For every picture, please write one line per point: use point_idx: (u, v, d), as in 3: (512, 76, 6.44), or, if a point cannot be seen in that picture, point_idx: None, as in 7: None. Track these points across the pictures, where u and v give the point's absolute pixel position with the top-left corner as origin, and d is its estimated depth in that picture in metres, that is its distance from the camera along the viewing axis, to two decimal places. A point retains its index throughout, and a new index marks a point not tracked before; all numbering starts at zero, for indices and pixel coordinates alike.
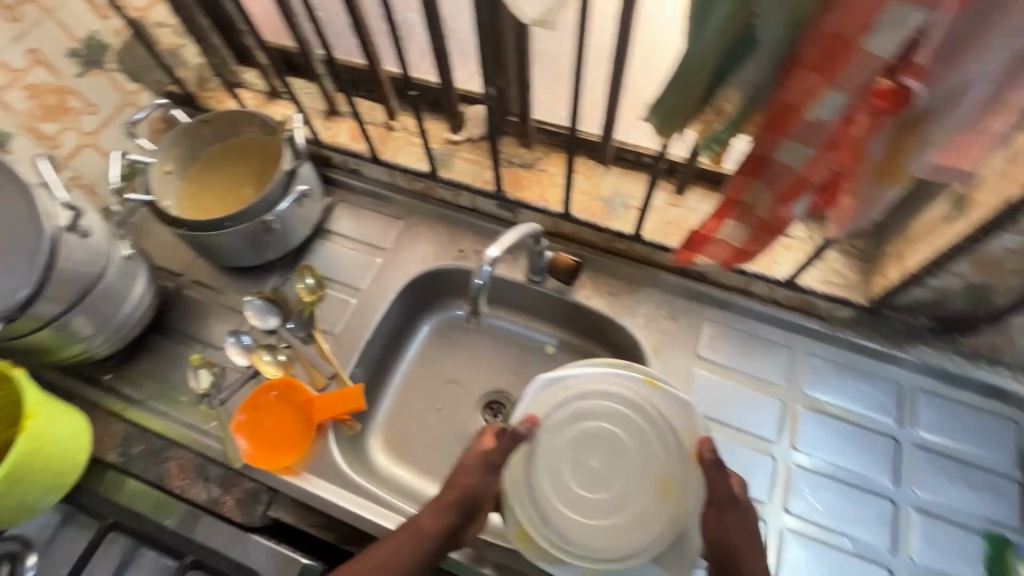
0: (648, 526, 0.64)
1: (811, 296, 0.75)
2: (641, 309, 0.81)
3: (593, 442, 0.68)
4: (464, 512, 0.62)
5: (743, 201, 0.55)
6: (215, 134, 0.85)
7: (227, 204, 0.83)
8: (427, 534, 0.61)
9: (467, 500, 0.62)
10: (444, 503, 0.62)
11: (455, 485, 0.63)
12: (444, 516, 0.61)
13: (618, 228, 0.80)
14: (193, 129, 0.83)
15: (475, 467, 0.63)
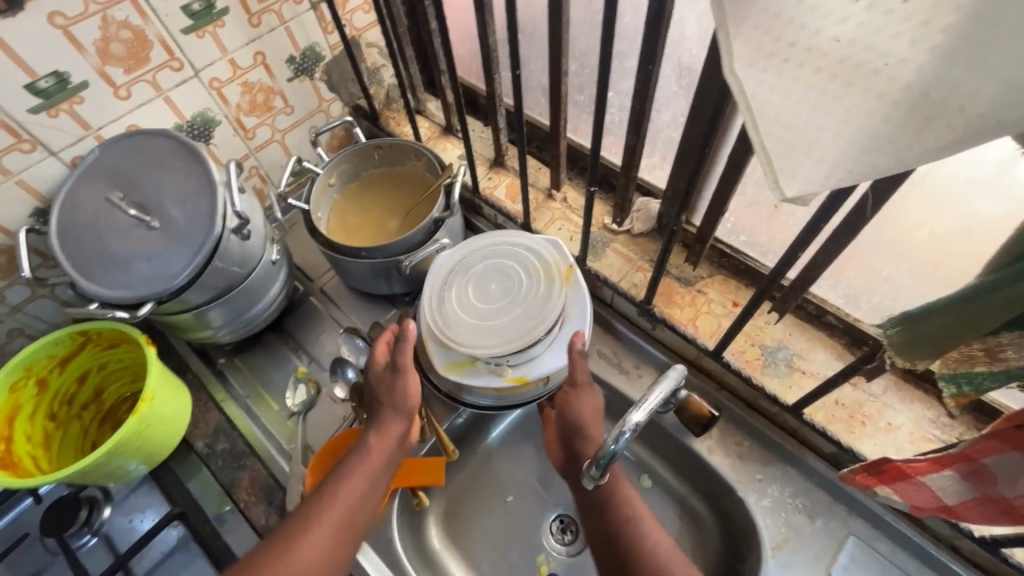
0: (543, 319, 0.67)
1: (1014, 569, 0.57)
2: (771, 488, 0.68)
3: (482, 280, 0.71)
4: (404, 419, 0.62)
5: (986, 467, 0.41)
6: (383, 159, 0.86)
7: (371, 232, 0.84)
8: (378, 451, 0.60)
9: (398, 404, 0.61)
10: (381, 416, 0.61)
11: (377, 398, 0.62)
12: (392, 424, 0.61)
13: (773, 390, 0.67)
14: (366, 150, 0.85)
15: (388, 374, 0.62)
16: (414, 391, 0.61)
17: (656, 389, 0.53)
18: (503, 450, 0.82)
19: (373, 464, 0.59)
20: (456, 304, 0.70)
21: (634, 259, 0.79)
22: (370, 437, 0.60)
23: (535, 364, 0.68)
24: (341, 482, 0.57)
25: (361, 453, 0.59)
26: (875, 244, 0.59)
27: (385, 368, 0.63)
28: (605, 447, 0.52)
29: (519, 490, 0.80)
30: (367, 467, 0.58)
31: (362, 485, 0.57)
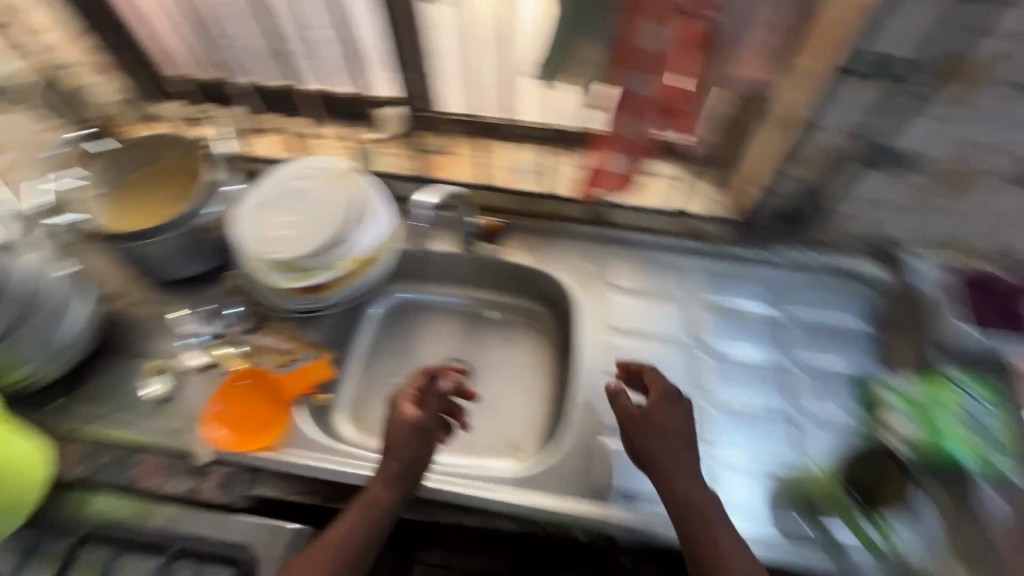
0: (344, 207, 0.80)
1: (693, 219, 0.92)
2: (561, 257, 0.94)
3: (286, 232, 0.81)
4: (407, 479, 0.67)
5: (619, 134, 0.69)
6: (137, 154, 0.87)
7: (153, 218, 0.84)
8: (381, 501, 0.65)
9: (412, 466, 0.67)
10: (389, 470, 0.66)
11: (392, 447, 0.66)
12: (400, 486, 0.66)
13: (528, 188, 0.93)
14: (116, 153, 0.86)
15: (411, 433, 0.67)
16: (423, 449, 0.68)
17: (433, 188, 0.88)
18: (376, 346, 0.95)
19: (374, 520, 0.64)
20: (269, 234, 0.79)
21: (401, 154, 0.97)
22: (378, 489, 0.65)
23: (359, 246, 0.82)
24: (340, 536, 0.63)
25: (364, 503, 0.65)
26: (522, 65, 0.81)
27: (410, 423, 0.67)
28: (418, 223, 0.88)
29: (404, 369, 0.94)
30: (369, 518, 0.64)
31: (361, 534, 0.63)
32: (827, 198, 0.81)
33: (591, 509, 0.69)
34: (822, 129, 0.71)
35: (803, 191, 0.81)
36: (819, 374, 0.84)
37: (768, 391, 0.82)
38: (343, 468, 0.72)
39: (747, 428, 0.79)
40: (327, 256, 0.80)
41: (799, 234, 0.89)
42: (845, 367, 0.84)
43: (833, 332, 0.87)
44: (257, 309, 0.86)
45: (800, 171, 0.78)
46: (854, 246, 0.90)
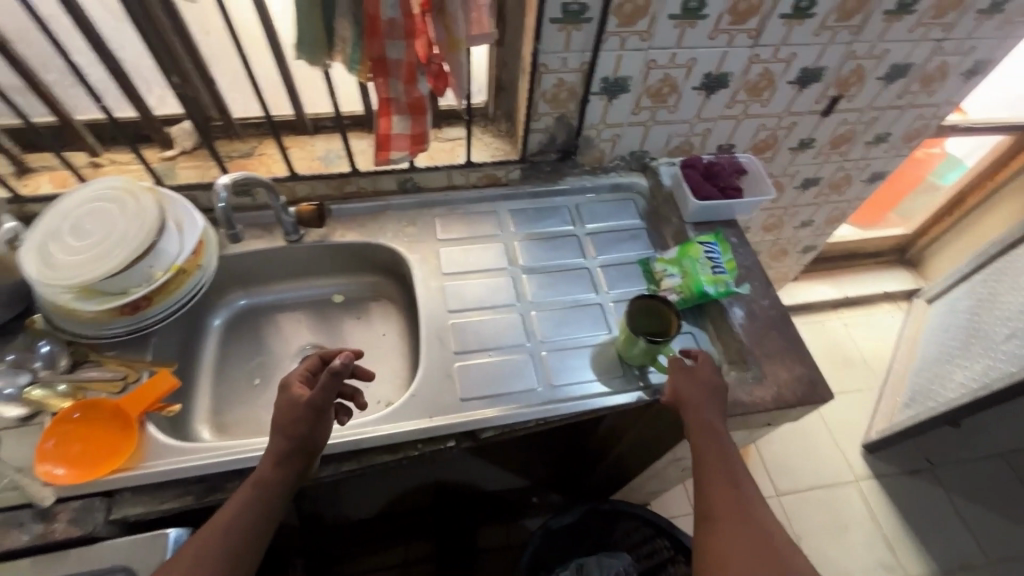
0: (146, 216, 0.80)
1: (490, 168, 1.05)
2: (387, 227, 1.02)
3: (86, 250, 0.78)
4: (301, 455, 0.69)
5: (392, 97, 0.80)
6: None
7: None
8: (271, 480, 0.67)
9: (304, 444, 0.69)
10: (281, 447, 0.68)
11: (282, 426, 0.68)
12: (292, 463, 0.68)
13: (339, 170, 0.98)
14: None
15: (302, 412, 0.69)
16: (312, 429, 0.69)
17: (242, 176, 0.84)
18: (225, 355, 0.98)
19: (265, 501, 0.66)
20: (67, 258, 0.77)
21: (202, 165, 0.97)
22: (267, 467, 0.67)
23: (174, 253, 0.83)
24: (227, 521, 0.63)
25: (253, 484, 0.66)
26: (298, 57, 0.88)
27: (298, 403, 0.69)
28: (218, 208, 0.83)
29: (258, 369, 0.97)
30: (259, 497, 0.66)
31: (253, 515, 0.65)
32: (583, 126, 1.01)
33: (450, 419, 0.82)
34: (554, 71, 0.90)
35: (563, 126, 1.00)
36: (613, 265, 1.02)
37: (576, 288, 0.99)
38: (207, 461, 0.73)
39: (565, 320, 0.95)
40: (140, 268, 0.79)
41: (576, 162, 1.09)
42: (633, 255, 1.04)
43: (619, 232, 1.07)
44: (76, 347, 0.81)
45: (554, 109, 0.97)
46: (619, 164, 1.11)
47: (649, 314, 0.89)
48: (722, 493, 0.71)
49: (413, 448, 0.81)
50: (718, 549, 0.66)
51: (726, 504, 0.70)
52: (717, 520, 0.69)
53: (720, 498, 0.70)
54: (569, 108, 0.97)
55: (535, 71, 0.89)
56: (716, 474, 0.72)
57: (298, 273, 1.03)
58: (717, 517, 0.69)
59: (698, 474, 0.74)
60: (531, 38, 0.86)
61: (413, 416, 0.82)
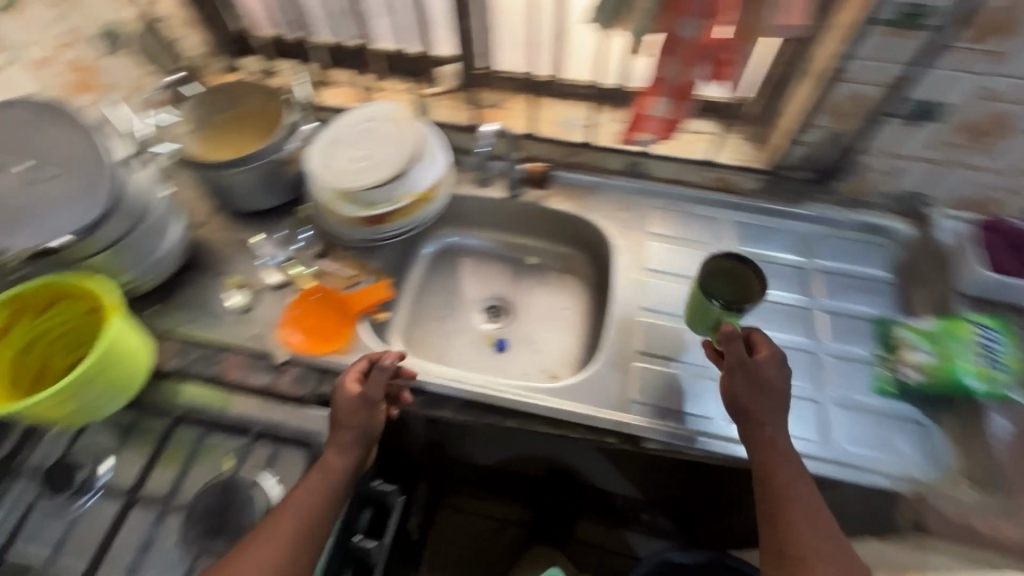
0: (408, 147, 0.89)
1: (728, 171, 0.97)
2: (601, 206, 1.01)
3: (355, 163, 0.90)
4: (361, 445, 0.72)
5: (664, 77, 0.76)
6: (227, 100, 0.98)
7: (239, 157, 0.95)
8: (336, 467, 0.69)
9: (365, 431, 0.72)
10: (341, 438, 0.71)
11: (339, 421, 0.71)
12: (354, 450, 0.71)
13: (575, 139, 0.99)
14: (208, 97, 0.97)
15: (359, 405, 0.72)
16: (370, 420, 0.72)
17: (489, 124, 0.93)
18: (425, 280, 1.06)
19: (333, 481, 0.68)
20: (342, 166, 0.89)
21: (455, 107, 1.05)
22: (333, 455, 0.70)
23: (418, 183, 0.91)
24: (297, 500, 0.66)
25: (315, 473, 0.69)
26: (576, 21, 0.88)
27: (355, 397, 0.72)
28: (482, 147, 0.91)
29: (449, 303, 1.05)
30: (326, 481, 0.68)
31: (317, 504, 0.66)
32: (856, 149, 0.86)
33: (619, 416, 0.80)
34: (853, 80, 0.77)
35: (834, 144, 0.87)
36: (841, 314, 0.88)
37: (788, 327, 0.87)
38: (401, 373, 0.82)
39: None
40: (392, 190, 0.89)
41: (828, 188, 0.95)
42: (868, 310, 0.88)
43: (857, 279, 0.91)
44: (325, 240, 0.96)
45: (833, 123, 0.84)
46: (884, 203, 0.94)
47: (731, 279, 0.78)
48: (784, 508, 0.64)
49: (574, 431, 0.81)
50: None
51: (799, 524, 0.63)
52: (791, 550, 0.62)
53: (799, 530, 0.62)
54: (851, 125, 0.83)
55: (829, 77, 0.78)
56: (784, 495, 0.65)
57: (487, 225, 1.07)
58: (788, 546, 0.62)
59: (765, 502, 0.65)
60: (839, 38, 0.75)
61: (581, 401, 0.81)
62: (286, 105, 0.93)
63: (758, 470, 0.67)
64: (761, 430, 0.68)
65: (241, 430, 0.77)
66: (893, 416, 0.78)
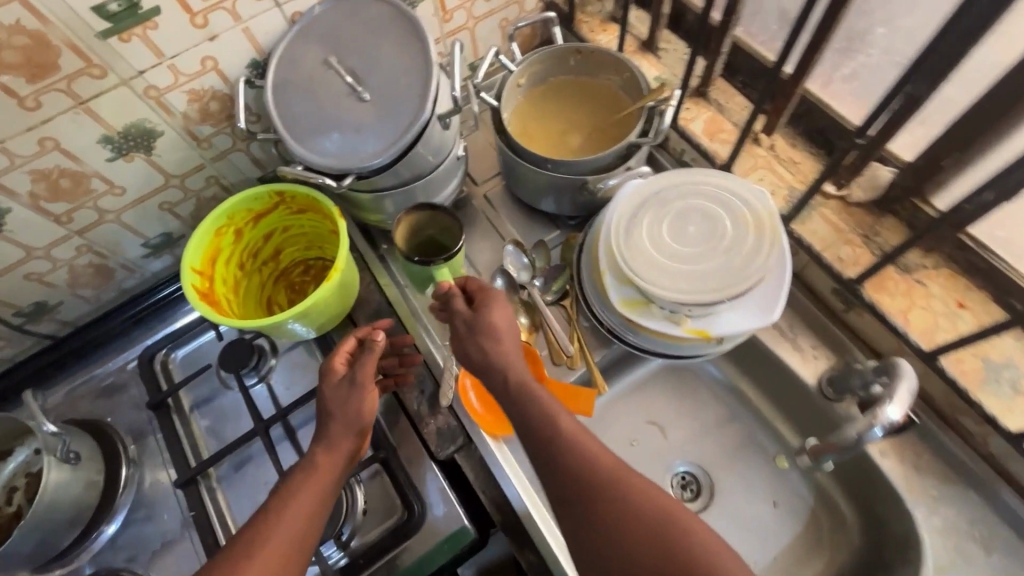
0: (742, 279, 0.62)
1: None
2: (946, 509, 0.62)
3: (663, 242, 0.65)
4: (355, 433, 0.62)
5: None
6: (579, 65, 0.80)
7: (553, 143, 0.79)
8: (326, 471, 0.59)
9: (361, 421, 0.62)
10: (334, 434, 0.61)
11: (328, 413, 0.62)
12: (347, 443, 0.61)
13: (991, 410, 0.59)
14: (563, 54, 0.78)
15: (344, 389, 0.63)
16: (369, 407, 0.62)
17: (903, 385, 0.57)
18: (638, 393, 0.81)
19: (329, 474, 0.59)
20: (649, 239, 0.65)
21: (844, 230, 0.70)
22: (317, 451, 0.60)
23: (716, 321, 0.64)
24: (289, 497, 0.57)
25: (300, 472, 0.59)
26: None
27: (342, 380, 0.63)
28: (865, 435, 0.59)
29: (645, 437, 0.78)
30: (323, 475, 0.59)
31: (307, 513, 0.57)
32: None
33: None
34: None
35: None
36: None
37: None
38: (537, 521, 0.65)
39: None
40: (677, 309, 0.64)
41: None
42: None
43: None
44: (570, 287, 0.76)
45: None
46: None
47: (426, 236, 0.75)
48: (594, 463, 0.53)
49: None
50: (603, 535, 0.50)
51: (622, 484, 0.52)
52: (592, 503, 0.51)
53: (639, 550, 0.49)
54: None
55: None
56: (568, 438, 0.55)
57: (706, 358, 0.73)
58: (592, 492, 0.52)
59: (544, 439, 0.55)
60: None
61: None
62: (642, 117, 0.74)
63: (533, 423, 0.57)
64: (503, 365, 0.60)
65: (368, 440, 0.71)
66: None
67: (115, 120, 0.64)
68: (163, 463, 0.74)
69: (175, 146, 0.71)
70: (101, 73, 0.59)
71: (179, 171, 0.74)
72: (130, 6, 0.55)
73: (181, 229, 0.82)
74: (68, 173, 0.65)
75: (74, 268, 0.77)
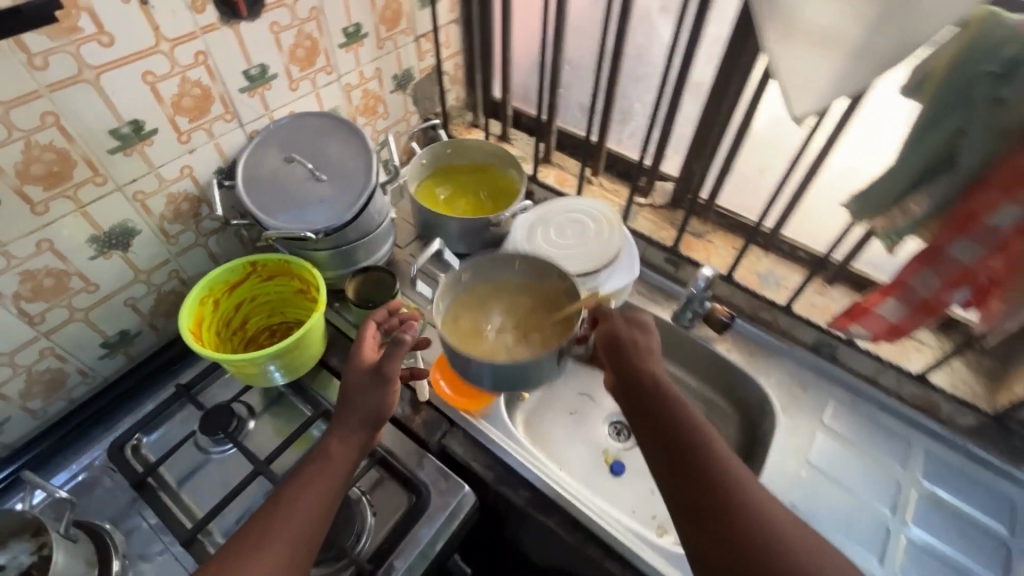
0: (610, 252, 0.93)
1: (939, 396, 0.85)
2: (775, 372, 0.94)
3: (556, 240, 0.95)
4: (366, 427, 0.72)
5: (909, 284, 0.70)
6: (521, 268, 0.89)
7: (471, 343, 0.84)
8: (337, 458, 0.68)
9: (373, 415, 0.72)
10: (347, 424, 0.71)
11: (349, 402, 0.72)
12: (357, 439, 0.71)
13: (770, 297, 0.95)
14: (507, 258, 0.88)
15: (369, 378, 0.73)
16: (386, 400, 0.73)
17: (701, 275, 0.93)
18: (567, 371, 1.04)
19: (338, 467, 0.68)
20: (542, 241, 0.95)
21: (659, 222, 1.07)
22: (332, 443, 0.69)
23: (604, 284, 0.94)
24: (301, 492, 0.64)
25: (320, 458, 0.68)
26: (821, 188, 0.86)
27: (367, 371, 0.73)
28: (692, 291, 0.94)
29: (580, 402, 1.01)
30: (332, 470, 0.67)
31: (320, 503, 0.64)
32: None
33: None
34: None
35: None
36: None
37: None
38: (519, 463, 0.81)
39: None
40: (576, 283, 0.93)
41: None
42: None
43: None
44: None
45: None
46: None
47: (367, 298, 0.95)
48: (710, 446, 0.60)
49: None
50: None
51: (734, 471, 0.58)
52: None
53: None
54: None
55: None
56: (706, 447, 0.60)
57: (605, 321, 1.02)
58: (733, 528, 0.54)
59: (689, 454, 0.59)
60: None
61: None
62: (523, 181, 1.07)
63: (665, 424, 0.62)
64: (639, 373, 0.68)
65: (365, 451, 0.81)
66: None
67: (104, 220, 0.76)
68: (156, 538, 0.75)
69: (148, 244, 0.83)
70: (103, 181, 0.73)
71: (148, 266, 0.85)
72: (136, 128, 0.73)
73: (138, 325, 0.88)
74: (53, 272, 0.74)
75: (32, 376, 0.79)
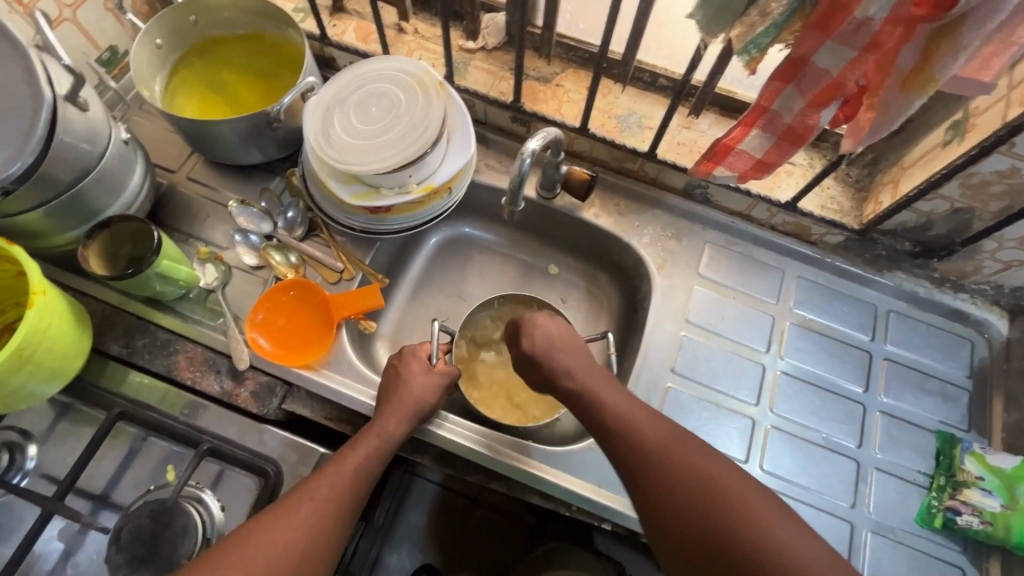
0: (431, 127, 0.71)
1: (809, 221, 0.79)
2: (647, 228, 0.84)
3: (362, 123, 0.72)
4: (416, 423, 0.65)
5: (773, 108, 0.57)
6: (504, 309, 0.84)
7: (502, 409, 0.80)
8: (388, 442, 0.61)
9: (428, 410, 0.65)
10: (403, 409, 0.64)
11: (409, 392, 0.65)
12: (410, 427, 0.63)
13: (633, 145, 0.80)
14: (490, 302, 0.82)
15: (430, 380, 0.66)
16: (437, 397, 0.67)
17: (538, 131, 0.67)
18: (427, 275, 0.91)
19: (382, 448, 0.61)
20: (343, 131, 0.72)
21: (496, 71, 0.84)
22: (391, 423, 0.62)
23: (436, 173, 0.75)
24: (338, 468, 0.58)
25: (378, 438, 0.61)
26: None
27: (431, 371, 0.67)
28: (514, 174, 0.65)
29: (448, 308, 0.89)
30: (379, 451, 0.60)
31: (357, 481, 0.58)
32: (984, 233, 0.69)
33: (625, 504, 0.67)
34: (1015, 158, 0.58)
35: (953, 216, 0.69)
36: (899, 418, 0.75)
37: (836, 430, 0.74)
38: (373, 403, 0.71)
39: (805, 458, 0.73)
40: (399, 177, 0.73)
41: (926, 264, 0.79)
42: (934, 420, 0.75)
43: (929, 377, 0.78)
44: (313, 216, 0.80)
45: (964, 197, 0.66)
46: (982, 291, 0.79)
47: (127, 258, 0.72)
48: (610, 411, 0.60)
49: (566, 508, 0.70)
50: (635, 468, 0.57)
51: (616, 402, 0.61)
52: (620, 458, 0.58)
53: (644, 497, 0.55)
54: (988, 206, 0.65)
55: (990, 143, 0.58)
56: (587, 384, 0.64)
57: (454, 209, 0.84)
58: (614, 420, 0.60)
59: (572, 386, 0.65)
60: (1021, 102, 0.55)
61: (581, 477, 0.68)
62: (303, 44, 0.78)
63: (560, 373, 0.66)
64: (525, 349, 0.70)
65: (188, 445, 0.68)
66: (933, 555, 0.69)
67: None
68: None
69: None
70: None
71: None
72: None
73: None
74: None
75: None
